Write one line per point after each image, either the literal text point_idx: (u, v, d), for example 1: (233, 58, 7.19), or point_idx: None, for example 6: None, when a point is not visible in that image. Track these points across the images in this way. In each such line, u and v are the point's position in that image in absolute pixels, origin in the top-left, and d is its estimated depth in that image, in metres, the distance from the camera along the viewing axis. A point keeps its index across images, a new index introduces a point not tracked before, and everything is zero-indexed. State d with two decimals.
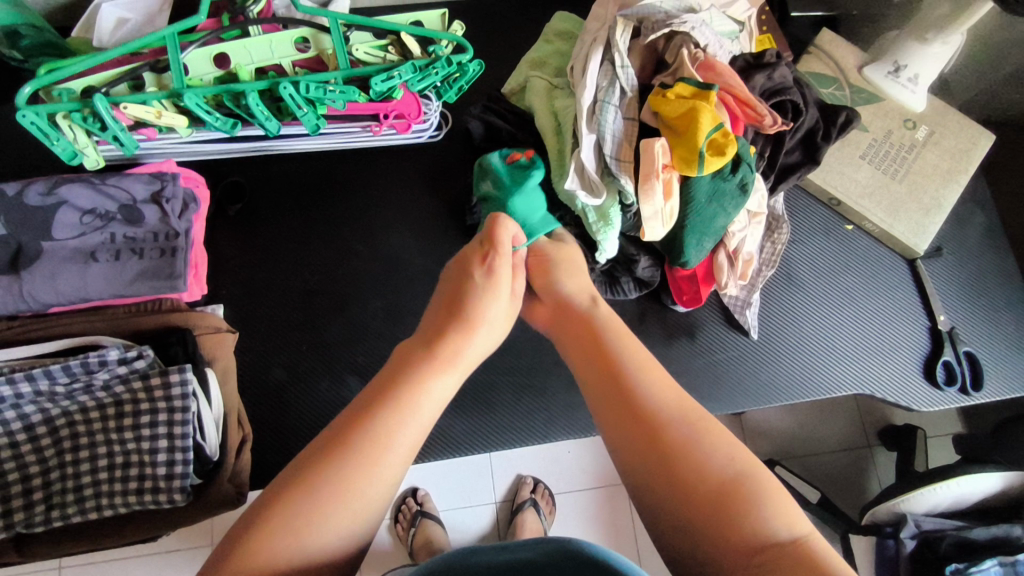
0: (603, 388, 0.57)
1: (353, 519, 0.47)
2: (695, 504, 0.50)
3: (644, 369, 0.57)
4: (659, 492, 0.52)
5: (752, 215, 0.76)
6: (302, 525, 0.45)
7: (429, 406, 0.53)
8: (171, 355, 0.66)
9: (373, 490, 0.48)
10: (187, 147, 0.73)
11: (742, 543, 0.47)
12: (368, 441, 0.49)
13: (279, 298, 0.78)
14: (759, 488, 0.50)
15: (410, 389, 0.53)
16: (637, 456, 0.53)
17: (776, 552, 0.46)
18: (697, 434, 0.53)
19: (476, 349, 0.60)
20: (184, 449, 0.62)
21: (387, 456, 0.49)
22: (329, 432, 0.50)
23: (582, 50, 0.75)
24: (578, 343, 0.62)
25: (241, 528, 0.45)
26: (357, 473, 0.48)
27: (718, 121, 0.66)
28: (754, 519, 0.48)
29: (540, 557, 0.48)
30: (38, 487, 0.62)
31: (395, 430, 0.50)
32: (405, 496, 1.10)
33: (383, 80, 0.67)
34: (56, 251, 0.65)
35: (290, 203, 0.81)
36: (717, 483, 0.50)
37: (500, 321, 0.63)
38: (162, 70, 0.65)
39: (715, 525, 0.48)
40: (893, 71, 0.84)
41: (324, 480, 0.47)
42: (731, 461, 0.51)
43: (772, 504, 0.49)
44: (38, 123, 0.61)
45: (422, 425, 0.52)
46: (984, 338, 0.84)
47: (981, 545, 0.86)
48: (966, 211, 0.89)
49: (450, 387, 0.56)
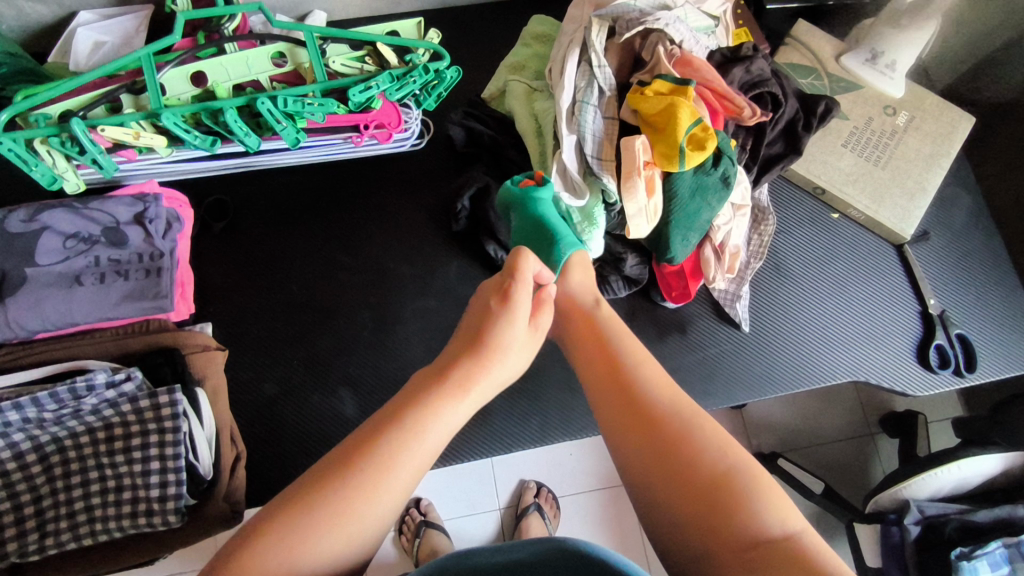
0: (602, 389, 0.57)
1: (354, 543, 0.47)
2: (689, 502, 0.49)
3: (642, 369, 0.57)
4: (654, 491, 0.51)
5: (736, 208, 0.76)
6: (297, 539, 0.45)
7: (438, 433, 0.53)
8: (160, 376, 0.65)
9: (377, 513, 0.48)
10: (168, 167, 0.73)
11: (736, 540, 0.47)
12: (373, 466, 0.49)
13: (267, 313, 0.77)
14: (750, 483, 0.49)
15: (421, 412, 0.52)
16: (633, 456, 0.53)
17: (765, 548, 0.46)
18: (692, 432, 0.52)
19: (493, 381, 0.58)
20: (176, 469, 0.61)
21: (392, 480, 0.49)
22: (330, 453, 0.50)
23: (560, 52, 0.75)
24: (578, 343, 0.62)
25: (235, 541, 0.45)
26: (359, 497, 0.47)
27: (697, 116, 0.66)
28: (748, 515, 0.47)
29: (530, 557, 0.48)
30: (31, 516, 0.62)
31: (401, 453, 0.50)
32: (410, 507, 1.10)
33: (361, 91, 0.67)
34: (40, 276, 0.65)
35: (274, 218, 0.81)
36: (710, 480, 0.49)
37: (519, 354, 0.61)
38: (139, 91, 0.65)
39: (708, 522, 0.48)
40: (870, 58, 0.85)
41: (323, 497, 0.47)
42: (725, 458, 0.51)
43: (766, 500, 0.48)
44: (16, 150, 0.61)
45: (429, 452, 0.52)
46: (975, 320, 0.84)
47: (984, 527, 0.86)
48: (952, 194, 0.89)
49: (462, 416, 0.55)
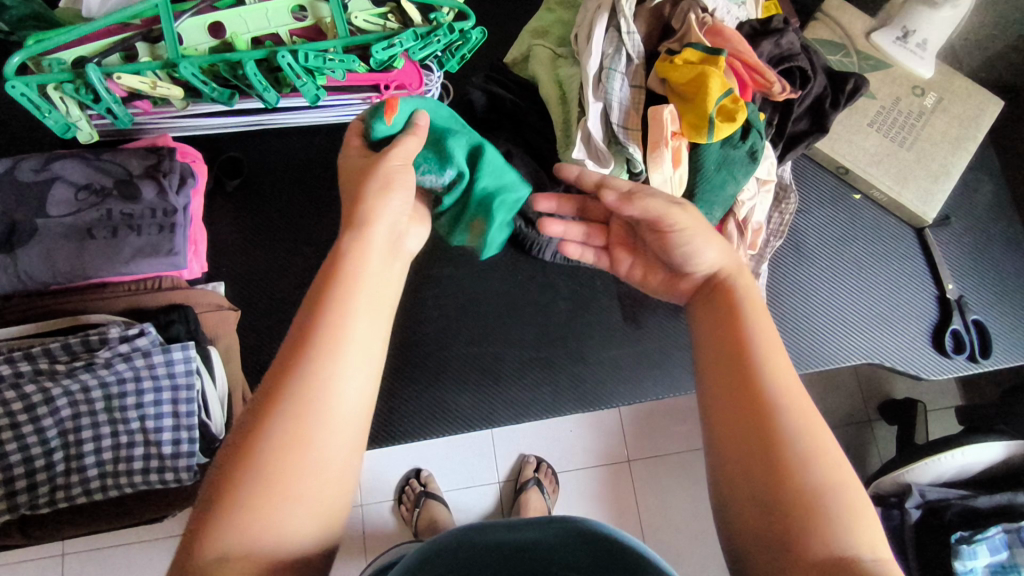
0: (718, 368, 0.51)
1: (329, 478, 0.43)
2: (777, 501, 0.44)
3: (767, 351, 0.50)
4: (746, 477, 0.46)
5: (761, 183, 0.75)
6: (254, 500, 0.40)
7: (359, 340, 0.47)
8: (173, 333, 0.64)
9: (323, 458, 0.43)
10: (183, 122, 0.72)
11: (816, 554, 0.42)
12: (292, 408, 0.43)
13: (281, 275, 0.77)
14: (849, 501, 0.44)
15: (326, 331, 0.46)
16: (733, 433, 0.48)
17: (854, 568, 0.41)
18: (807, 428, 0.46)
19: (386, 223, 0.54)
20: (190, 427, 0.62)
21: (324, 415, 0.44)
22: (260, 390, 0.45)
23: (586, 17, 0.72)
24: (709, 311, 0.55)
25: (202, 509, 0.41)
26: (296, 438, 0.42)
27: (727, 86, 0.65)
28: (831, 531, 0.42)
29: (551, 538, 0.45)
30: (41, 469, 0.59)
31: (326, 387, 0.44)
32: (409, 478, 1.11)
33: (384, 49, 0.64)
34: (50, 227, 0.63)
35: (290, 178, 0.79)
36: (806, 485, 0.44)
37: (408, 190, 0.56)
38: (155, 39, 0.62)
39: (794, 527, 0.43)
40: (901, 36, 0.83)
41: (264, 450, 0.42)
42: (827, 469, 0.45)
43: (859, 518, 0.43)
44: (29, 95, 0.60)
45: (361, 364, 0.47)
46: (991, 307, 0.84)
47: (983, 513, 0.86)
48: (974, 179, 0.88)
49: (378, 319, 0.49)
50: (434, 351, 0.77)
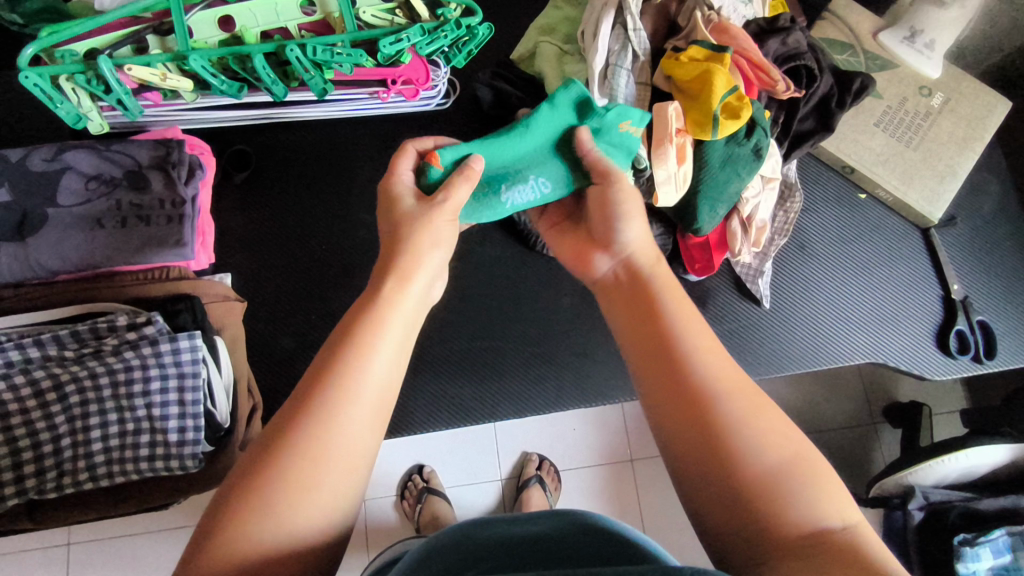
0: (647, 368, 0.48)
1: (338, 495, 0.42)
2: (738, 492, 0.42)
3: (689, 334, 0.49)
4: (697, 473, 0.44)
5: (765, 180, 0.74)
6: (271, 514, 0.40)
7: (376, 368, 0.46)
8: (180, 323, 0.64)
9: (337, 480, 0.42)
10: (190, 115, 0.73)
11: (787, 536, 0.40)
12: (311, 423, 0.42)
13: (287, 268, 0.77)
14: (803, 476, 0.42)
15: (349, 353, 0.46)
16: (678, 432, 0.45)
17: (828, 543, 0.40)
18: (749, 415, 0.44)
19: (427, 273, 0.53)
20: (195, 415, 0.62)
21: (338, 432, 0.43)
22: (279, 411, 0.44)
23: (593, 13, 0.72)
24: (622, 303, 0.54)
25: (208, 524, 0.40)
26: (313, 463, 0.41)
27: (732, 84, 0.65)
28: (797, 510, 0.41)
29: (550, 531, 0.46)
30: (49, 454, 0.60)
31: (343, 408, 0.43)
32: (411, 473, 1.11)
33: (392, 44, 0.65)
34: (60, 217, 0.64)
35: (296, 172, 0.80)
36: (760, 471, 0.42)
37: (449, 247, 0.57)
38: (166, 32, 0.63)
39: (760, 515, 0.41)
40: (908, 36, 0.83)
41: (276, 470, 0.41)
42: (777, 450, 0.43)
43: (817, 492, 0.42)
44: (42, 85, 0.60)
45: (378, 384, 0.46)
46: (998, 308, 0.83)
47: (986, 516, 0.85)
48: (981, 180, 0.87)
49: (398, 339, 0.49)
50: (436, 345, 0.77)
